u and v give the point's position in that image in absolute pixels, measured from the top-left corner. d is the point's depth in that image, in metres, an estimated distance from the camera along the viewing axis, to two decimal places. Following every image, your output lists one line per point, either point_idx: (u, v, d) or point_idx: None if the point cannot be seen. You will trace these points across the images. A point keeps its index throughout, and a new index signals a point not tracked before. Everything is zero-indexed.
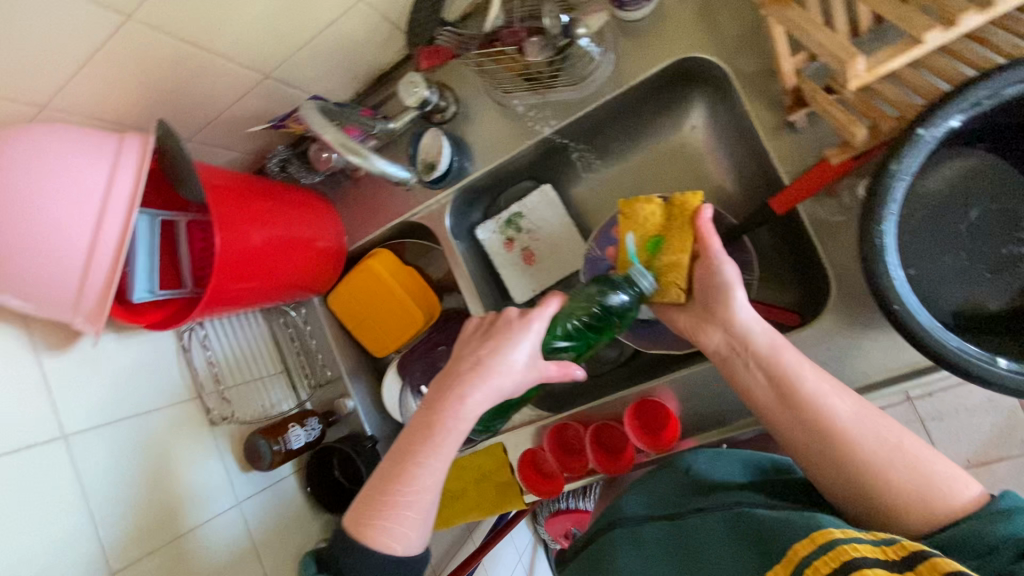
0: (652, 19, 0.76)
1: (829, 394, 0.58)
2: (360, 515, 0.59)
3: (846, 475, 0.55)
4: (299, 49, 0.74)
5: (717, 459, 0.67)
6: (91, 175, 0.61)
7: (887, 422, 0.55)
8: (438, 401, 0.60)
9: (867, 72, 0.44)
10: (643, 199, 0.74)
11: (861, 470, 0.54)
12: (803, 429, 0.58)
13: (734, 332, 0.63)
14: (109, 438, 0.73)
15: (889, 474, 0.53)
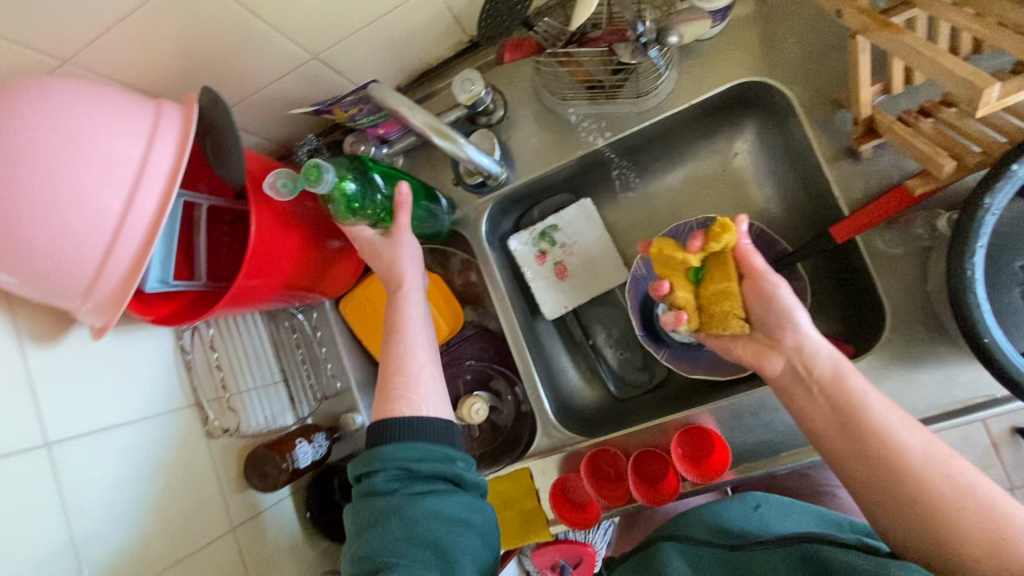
0: (719, 41, 0.75)
1: (898, 428, 0.53)
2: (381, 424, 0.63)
3: (908, 508, 0.50)
4: (354, 31, 0.68)
5: (789, 513, 0.69)
6: (123, 145, 0.54)
7: (960, 462, 0.50)
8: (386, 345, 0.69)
9: (1000, 100, 0.43)
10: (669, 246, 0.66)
11: (925, 504, 0.49)
12: (866, 462, 0.53)
13: (802, 353, 0.60)
14: (99, 448, 0.64)
15: (962, 510, 0.48)
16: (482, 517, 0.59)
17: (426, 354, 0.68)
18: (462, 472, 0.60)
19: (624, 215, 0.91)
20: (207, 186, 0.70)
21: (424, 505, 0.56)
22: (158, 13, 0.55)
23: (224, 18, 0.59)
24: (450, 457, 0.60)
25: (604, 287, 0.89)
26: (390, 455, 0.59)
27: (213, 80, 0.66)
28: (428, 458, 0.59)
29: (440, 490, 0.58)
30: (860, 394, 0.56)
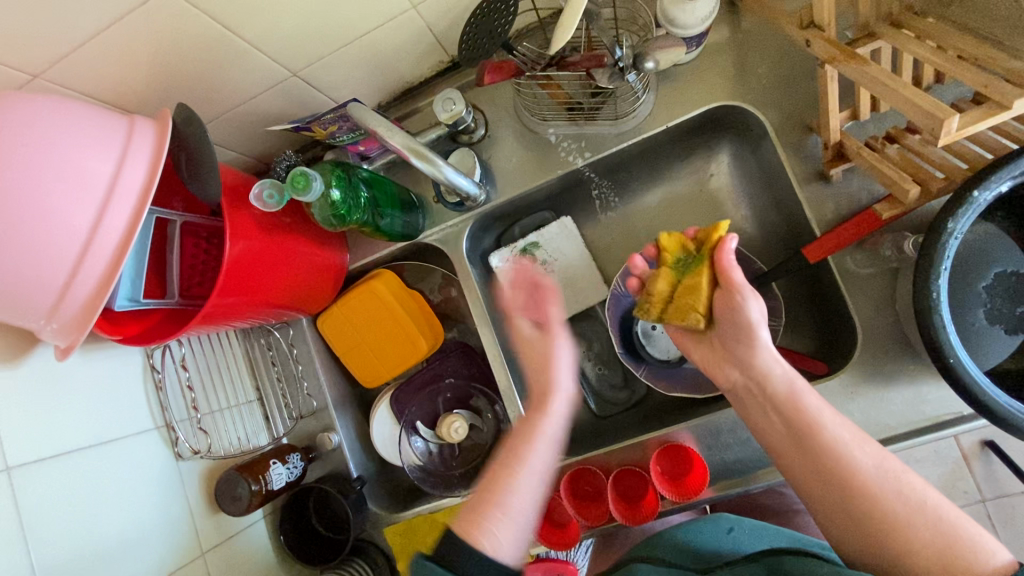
0: (694, 65, 0.77)
1: (853, 445, 0.55)
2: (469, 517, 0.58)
3: (871, 526, 0.52)
4: (335, 50, 0.68)
5: (760, 534, 0.72)
6: (94, 161, 0.53)
7: (910, 477, 0.53)
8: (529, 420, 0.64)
9: (958, 130, 0.45)
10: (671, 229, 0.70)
11: (887, 523, 0.51)
12: (821, 479, 0.55)
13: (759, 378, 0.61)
14: (62, 472, 0.61)
15: (917, 528, 0.50)
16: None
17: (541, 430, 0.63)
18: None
19: (605, 233, 0.92)
20: (181, 203, 0.69)
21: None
22: (133, 29, 0.55)
23: (203, 35, 0.59)
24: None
25: (584, 305, 0.89)
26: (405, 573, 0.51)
27: (189, 96, 0.66)
28: None
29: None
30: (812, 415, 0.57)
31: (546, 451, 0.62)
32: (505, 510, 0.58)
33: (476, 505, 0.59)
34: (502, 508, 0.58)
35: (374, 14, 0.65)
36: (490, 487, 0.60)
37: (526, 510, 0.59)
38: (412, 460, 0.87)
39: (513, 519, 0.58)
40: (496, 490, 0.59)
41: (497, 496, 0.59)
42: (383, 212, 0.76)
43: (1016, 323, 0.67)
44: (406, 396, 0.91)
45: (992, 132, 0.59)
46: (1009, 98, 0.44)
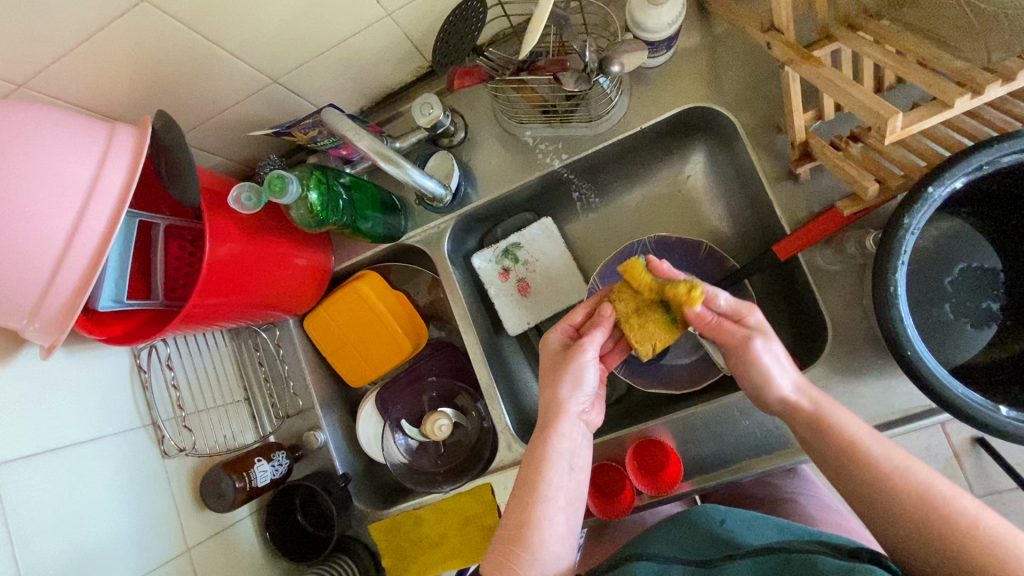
0: (667, 68, 0.78)
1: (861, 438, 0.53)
2: (501, 556, 0.56)
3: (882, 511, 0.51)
4: (314, 58, 0.70)
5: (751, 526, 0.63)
6: (75, 167, 0.55)
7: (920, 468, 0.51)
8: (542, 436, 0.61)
9: (902, 129, 0.47)
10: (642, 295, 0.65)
11: (896, 509, 0.50)
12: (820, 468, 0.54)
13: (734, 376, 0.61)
14: (48, 468, 0.63)
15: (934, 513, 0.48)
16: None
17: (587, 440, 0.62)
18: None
19: (585, 234, 0.93)
20: (167, 208, 0.71)
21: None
22: (115, 39, 0.57)
23: (183, 44, 0.61)
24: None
25: (565, 304, 0.90)
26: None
27: (173, 103, 0.68)
28: None
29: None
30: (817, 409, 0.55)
31: (564, 474, 0.59)
32: (531, 542, 0.56)
33: (502, 545, 0.56)
34: (525, 548, 0.55)
35: (352, 22, 0.67)
36: (516, 522, 0.57)
37: (551, 538, 0.56)
38: (398, 458, 0.90)
39: (542, 553, 0.56)
40: (517, 527, 0.57)
41: (523, 528, 0.56)
42: (364, 216, 0.79)
43: (981, 317, 0.68)
44: (391, 396, 0.92)
45: (951, 131, 0.61)
46: (951, 96, 0.46)
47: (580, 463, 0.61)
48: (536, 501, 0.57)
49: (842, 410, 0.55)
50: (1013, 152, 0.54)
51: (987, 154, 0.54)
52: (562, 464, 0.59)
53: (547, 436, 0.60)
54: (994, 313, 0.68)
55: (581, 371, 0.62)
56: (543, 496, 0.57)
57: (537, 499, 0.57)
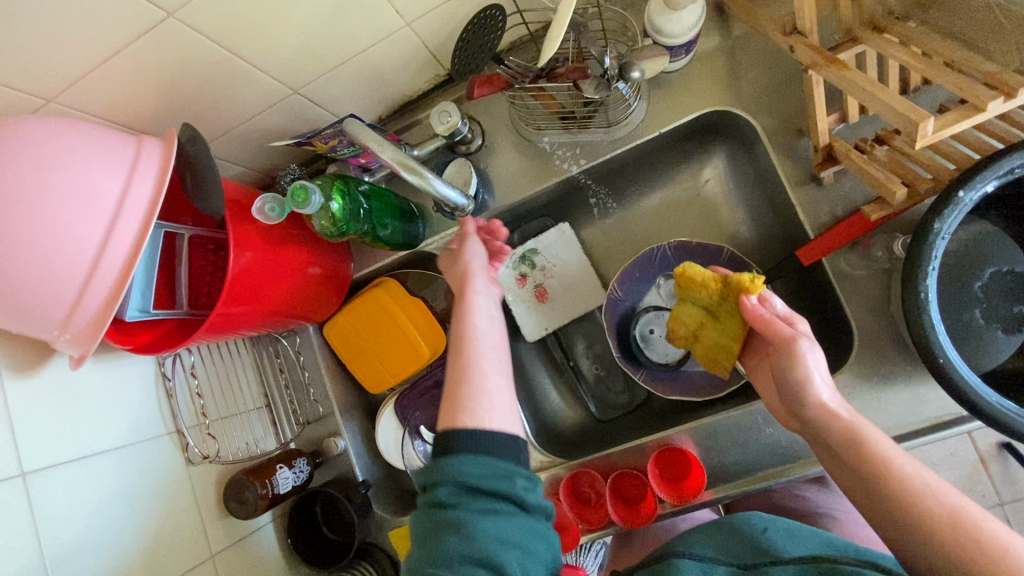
0: (685, 72, 0.78)
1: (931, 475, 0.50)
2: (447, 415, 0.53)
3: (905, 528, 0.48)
4: (334, 68, 0.71)
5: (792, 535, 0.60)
6: (104, 180, 0.56)
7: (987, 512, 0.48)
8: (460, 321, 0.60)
9: (934, 132, 0.46)
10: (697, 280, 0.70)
11: None
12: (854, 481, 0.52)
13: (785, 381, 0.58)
14: (77, 475, 0.64)
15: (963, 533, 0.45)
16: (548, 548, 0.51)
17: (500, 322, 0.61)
18: (527, 493, 0.50)
19: (602, 239, 0.93)
20: (191, 218, 0.72)
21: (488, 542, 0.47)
22: (141, 53, 0.58)
23: (207, 58, 0.61)
24: (513, 477, 0.49)
25: (583, 310, 0.90)
26: (453, 470, 0.49)
27: (196, 115, 0.69)
28: (496, 473, 0.49)
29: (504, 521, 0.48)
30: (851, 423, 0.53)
31: (488, 326, 0.60)
32: (478, 393, 0.54)
33: (450, 402, 0.54)
34: (477, 398, 0.53)
35: (372, 33, 0.68)
36: (455, 378, 0.55)
37: (495, 387, 0.55)
38: (417, 464, 0.89)
39: (491, 396, 0.54)
40: (457, 380, 0.55)
41: (467, 383, 0.55)
42: (384, 224, 0.79)
43: (1014, 322, 0.66)
44: (410, 401, 0.91)
45: (980, 133, 0.59)
46: (984, 100, 0.46)
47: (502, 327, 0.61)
48: (468, 352, 0.57)
49: (873, 428, 0.53)
50: None
51: (1020, 158, 0.53)
52: (487, 328, 0.59)
53: (465, 305, 0.61)
54: None
55: (471, 247, 0.66)
56: (477, 352, 0.57)
57: (468, 351, 0.57)
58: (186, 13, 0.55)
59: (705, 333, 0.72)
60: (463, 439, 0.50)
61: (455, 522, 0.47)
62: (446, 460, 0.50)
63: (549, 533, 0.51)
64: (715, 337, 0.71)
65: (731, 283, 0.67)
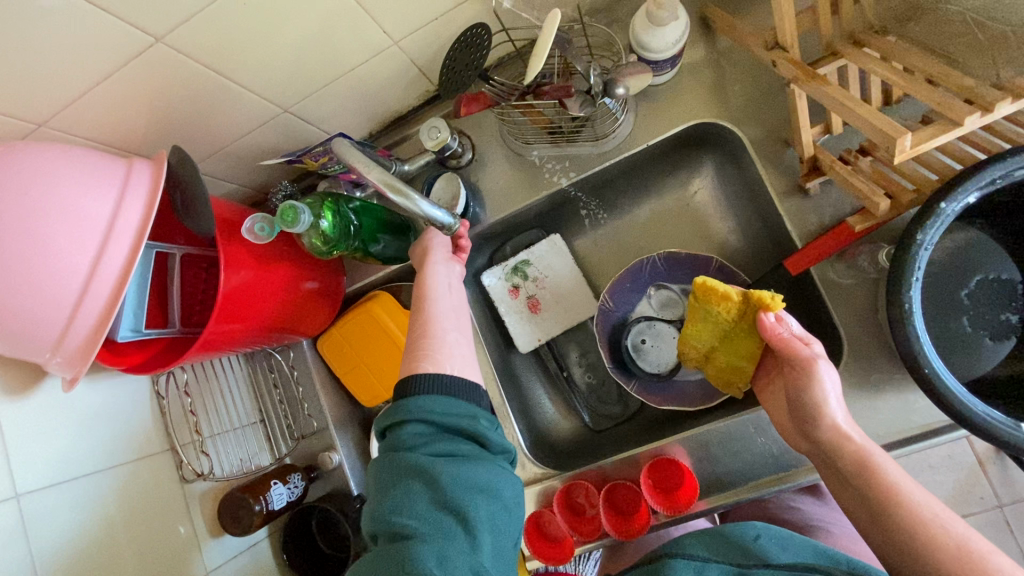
0: (672, 85, 0.79)
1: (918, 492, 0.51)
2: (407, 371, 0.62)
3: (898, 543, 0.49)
4: (322, 87, 0.71)
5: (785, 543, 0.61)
6: (94, 204, 0.56)
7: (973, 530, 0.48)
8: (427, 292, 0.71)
9: (912, 147, 0.47)
10: (715, 299, 0.65)
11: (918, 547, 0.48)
12: None
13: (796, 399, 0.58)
14: (70, 496, 0.64)
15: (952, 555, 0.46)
16: (510, 491, 0.57)
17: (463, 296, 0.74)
18: (486, 431, 0.58)
19: (593, 249, 0.94)
20: (183, 237, 0.72)
21: (448, 467, 0.53)
22: (129, 77, 0.58)
23: (196, 80, 0.62)
24: (473, 415, 0.58)
25: (576, 321, 0.90)
26: (416, 410, 0.57)
27: (186, 135, 0.69)
28: (452, 412, 0.57)
29: (464, 454, 0.56)
30: (863, 450, 0.53)
31: (446, 293, 0.71)
32: (434, 342, 0.64)
33: (413, 348, 0.64)
34: (434, 345, 0.64)
35: (360, 52, 0.68)
36: (417, 331, 0.66)
37: (450, 333, 0.66)
38: None
39: (445, 343, 0.64)
40: (419, 332, 0.66)
41: (427, 337, 0.65)
42: (375, 238, 0.80)
43: (1001, 329, 0.67)
44: None
45: (962, 144, 0.60)
46: (961, 114, 0.46)
47: (459, 294, 0.72)
48: (427, 306, 0.68)
49: (880, 451, 0.54)
50: None
51: (1000, 169, 0.53)
52: (446, 293, 0.71)
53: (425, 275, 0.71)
54: (1013, 326, 0.66)
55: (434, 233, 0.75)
56: (435, 312, 0.68)
57: (427, 308, 0.68)
58: (173, 38, 0.56)
59: (717, 355, 0.72)
60: (422, 382, 0.59)
61: (420, 467, 0.54)
62: (411, 399, 0.58)
63: (509, 475, 0.58)
64: (726, 360, 0.71)
65: (749, 301, 0.63)
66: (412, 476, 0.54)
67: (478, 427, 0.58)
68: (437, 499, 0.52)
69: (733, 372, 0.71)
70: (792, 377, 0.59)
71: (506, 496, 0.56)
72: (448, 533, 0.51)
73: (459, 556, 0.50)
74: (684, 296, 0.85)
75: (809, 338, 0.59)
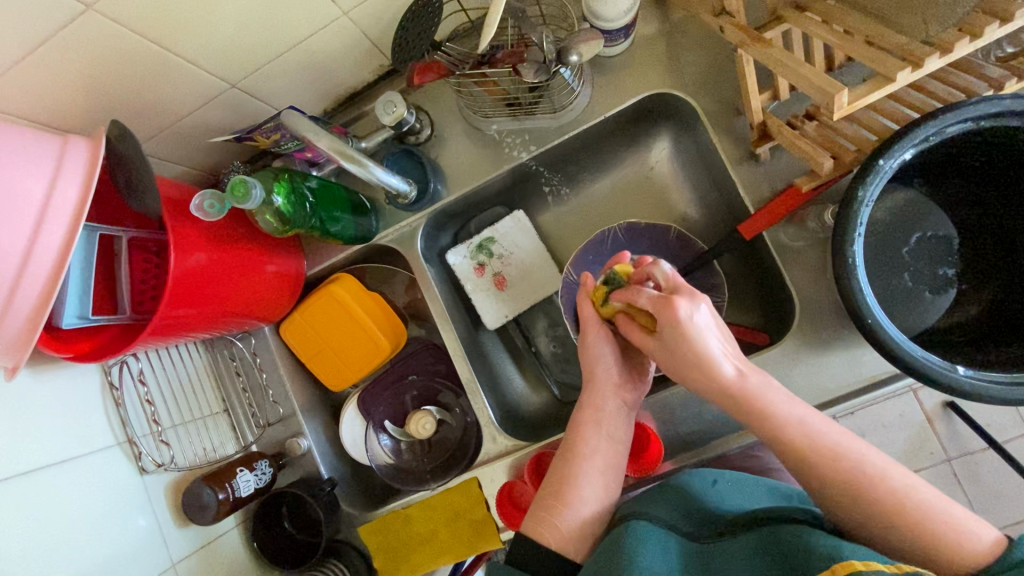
0: (626, 56, 0.79)
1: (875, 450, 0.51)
2: (538, 511, 0.60)
3: (843, 501, 0.50)
4: (270, 61, 0.69)
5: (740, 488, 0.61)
6: (26, 183, 0.54)
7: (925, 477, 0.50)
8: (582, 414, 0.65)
9: (848, 104, 0.49)
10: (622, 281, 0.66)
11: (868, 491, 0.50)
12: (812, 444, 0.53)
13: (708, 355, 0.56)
14: (22, 492, 0.62)
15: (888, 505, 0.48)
16: None
17: (619, 428, 0.65)
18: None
19: (556, 224, 0.94)
20: (130, 220, 0.70)
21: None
22: (63, 49, 0.55)
23: (134, 51, 0.59)
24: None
25: (541, 295, 0.90)
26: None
27: (127, 111, 0.66)
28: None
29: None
30: (709, 354, 0.55)
31: (604, 444, 0.63)
32: (565, 505, 0.59)
33: (545, 501, 0.60)
34: (567, 502, 0.59)
35: (308, 24, 0.66)
36: (559, 477, 0.61)
37: (587, 498, 0.60)
38: (383, 459, 0.89)
39: (582, 508, 0.59)
40: (560, 481, 0.61)
41: (558, 494, 0.60)
42: (334, 217, 0.78)
43: (939, 283, 0.70)
44: (372, 397, 0.91)
45: (898, 105, 0.63)
46: (893, 71, 0.48)
47: (619, 445, 0.64)
48: (579, 461, 0.62)
49: (772, 390, 0.54)
50: (957, 122, 0.56)
51: (932, 126, 0.56)
52: (601, 446, 0.63)
53: (586, 413, 0.65)
54: (950, 279, 0.70)
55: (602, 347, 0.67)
56: (586, 467, 0.61)
57: (581, 458, 0.62)
58: (106, 5, 0.53)
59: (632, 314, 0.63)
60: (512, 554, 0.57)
61: None
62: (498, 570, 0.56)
63: None
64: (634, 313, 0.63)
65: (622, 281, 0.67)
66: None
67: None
68: None
69: (640, 317, 0.62)
70: (671, 313, 0.56)
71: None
72: None
73: None
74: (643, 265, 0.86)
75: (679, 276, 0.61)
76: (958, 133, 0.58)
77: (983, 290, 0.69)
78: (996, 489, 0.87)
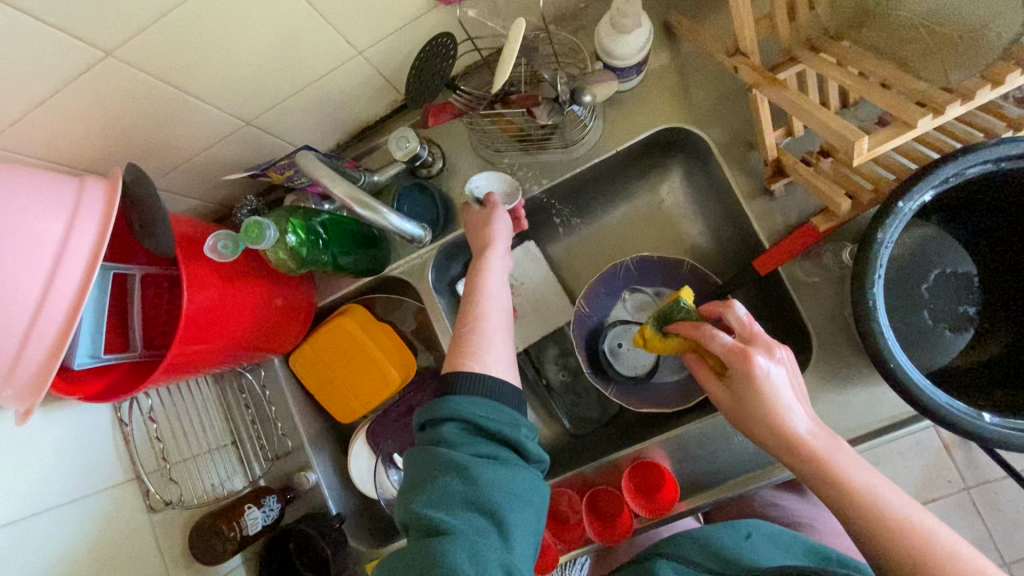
0: (638, 91, 0.79)
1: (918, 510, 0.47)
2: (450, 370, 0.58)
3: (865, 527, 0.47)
4: (284, 99, 0.70)
5: (776, 544, 0.62)
6: (42, 227, 0.54)
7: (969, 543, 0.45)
8: (477, 287, 0.67)
9: (869, 150, 0.48)
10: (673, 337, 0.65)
11: None
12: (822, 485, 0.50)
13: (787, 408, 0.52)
14: (25, 537, 0.61)
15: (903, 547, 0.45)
16: (537, 496, 0.53)
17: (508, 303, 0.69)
18: (525, 440, 0.55)
19: (568, 254, 0.93)
20: (142, 256, 0.70)
21: (489, 472, 0.50)
22: (82, 91, 0.56)
23: (152, 92, 0.60)
24: (515, 424, 0.55)
25: (552, 327, 0.89)
26: (458, 411, 0.54)
27: (141, 150, 0.67)
28: (496, 418, 0.54)
29: (500, 458, 0.52)
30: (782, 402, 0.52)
31: (498, 314, 0.66)
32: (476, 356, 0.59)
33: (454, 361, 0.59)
34: (481, 353, 0.59)
35: (323, 63, 0.67)
36: (460, 343, 0.62)
37: (497, 349, 0.61)
38: (391, 493, 0.88)
39: (495, 354, 0.60)
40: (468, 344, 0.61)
41: (463, 351, 0.60)
42: (344, 250, 0.78)
43: (959, 321, 0.69)
44: (382, 429, 0.90)
45: (915, 144, 0.63)
46: (913, 117, 0.48)
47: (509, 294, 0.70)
48: (477, 307, 0.65)
49: (849, 455, 0.51)
50: (978, 164, 0.55)
51: (952, 167, 0.55)
52: (497, 314, 0.65)
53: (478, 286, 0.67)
54: (971, 316, 0.69)
55: (500, 222, 0.73)
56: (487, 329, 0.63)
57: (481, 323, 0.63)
58: (127, 51, 0.54)
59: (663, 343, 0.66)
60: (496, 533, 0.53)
61: (456, 467, 0.51)
62: (456, 394, 0.55)
63: (537, 480, 0.54)
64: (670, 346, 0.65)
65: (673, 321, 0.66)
66: (449, 474, 0.51)
67: (519, 438, 0.54)
68: (471, 498, 0.49)
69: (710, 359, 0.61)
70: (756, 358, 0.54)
71: (543, 514, 0.53)
72: (483, 532, 0.48)
73: (493, 555, 0.47)
74: (657, 299, 0.87)
75: (513, 193, 0.77)
76: (977, 175, 0.57)
77: (1004, 328, 0.68)
78: (1014, 519, 0.90)
